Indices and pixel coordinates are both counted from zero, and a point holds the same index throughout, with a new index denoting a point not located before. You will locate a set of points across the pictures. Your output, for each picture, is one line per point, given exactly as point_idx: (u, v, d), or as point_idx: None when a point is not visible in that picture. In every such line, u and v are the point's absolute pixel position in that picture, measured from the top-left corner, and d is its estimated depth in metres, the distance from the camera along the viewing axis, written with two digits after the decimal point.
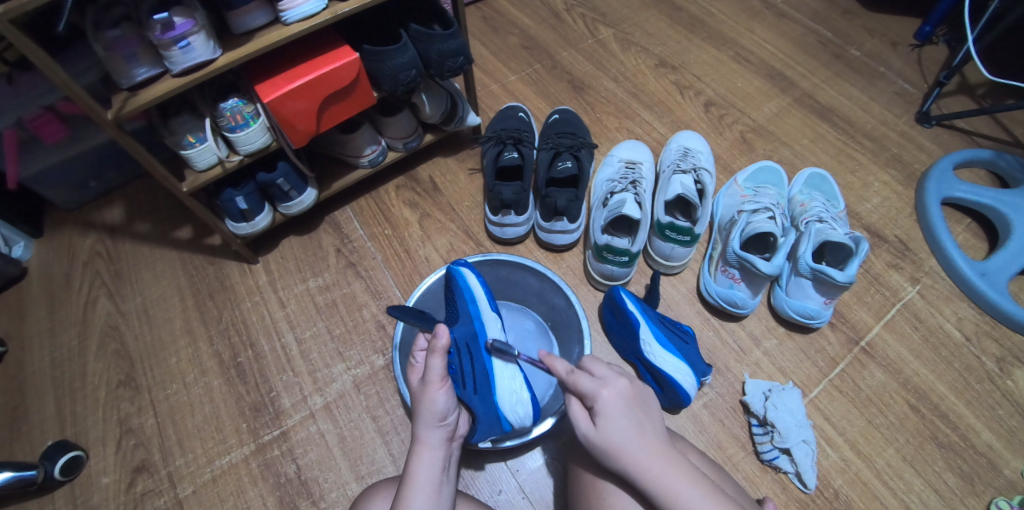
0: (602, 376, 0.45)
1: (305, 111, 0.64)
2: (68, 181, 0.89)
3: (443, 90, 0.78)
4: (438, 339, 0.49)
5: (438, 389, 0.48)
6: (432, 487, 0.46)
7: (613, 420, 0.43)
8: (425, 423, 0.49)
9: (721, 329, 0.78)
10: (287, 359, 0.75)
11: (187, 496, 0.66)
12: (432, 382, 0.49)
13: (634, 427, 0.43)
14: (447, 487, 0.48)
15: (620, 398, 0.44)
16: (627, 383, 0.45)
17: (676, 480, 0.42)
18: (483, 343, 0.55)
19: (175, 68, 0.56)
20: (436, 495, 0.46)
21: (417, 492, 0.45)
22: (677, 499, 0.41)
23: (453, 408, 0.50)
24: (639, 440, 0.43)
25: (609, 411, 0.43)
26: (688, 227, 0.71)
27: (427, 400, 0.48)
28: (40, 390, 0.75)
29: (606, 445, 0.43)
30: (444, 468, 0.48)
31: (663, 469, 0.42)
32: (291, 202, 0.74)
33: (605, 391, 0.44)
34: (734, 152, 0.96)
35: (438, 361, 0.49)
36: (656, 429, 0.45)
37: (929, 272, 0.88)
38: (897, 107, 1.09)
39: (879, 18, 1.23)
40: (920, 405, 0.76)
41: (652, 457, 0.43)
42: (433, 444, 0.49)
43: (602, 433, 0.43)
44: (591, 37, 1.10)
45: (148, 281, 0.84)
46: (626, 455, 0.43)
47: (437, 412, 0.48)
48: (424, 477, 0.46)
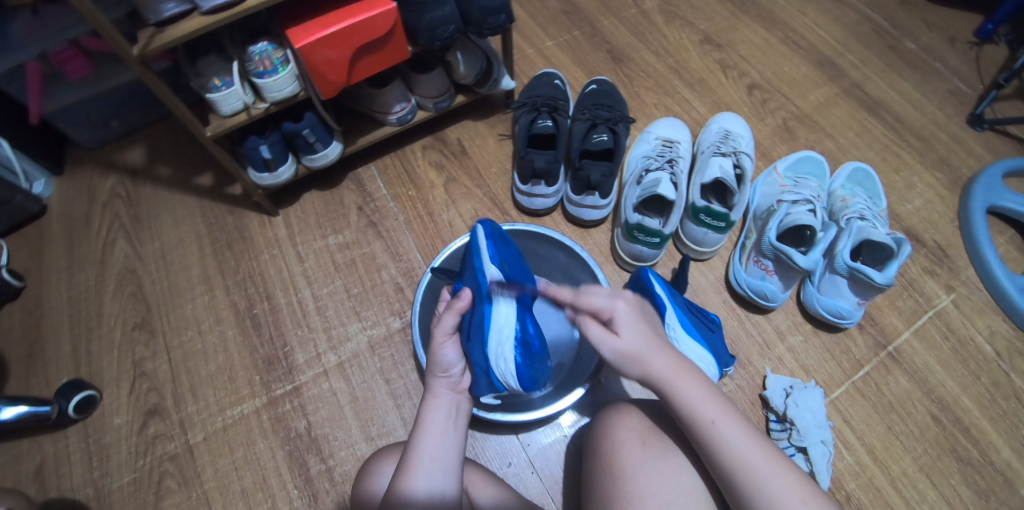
0: (609, 291, 0.46)
1: (336, 61, 0.61)
2: (91, 118, 0.87)
3: (479, 49, 0.75)
4: (457, 301, 0.49)
5: (444, 341, 0.48)
6: (437, 432, 0.46)
7: (628, 326, 0.44)
8: (432, 372, 0.49)
9: (746, 320, 0.75)
10: (303, 314, 0.74)
11: (197, 443, 0.66)
12: (439, 336, 0.49)
13: (651, 334, 0.44)
14: (459, 431, 0.47)
15: (631, 308, 0.45)
16: (631, 295, 0.46)
17: (685, 378, 0.43)
18: (487, 295, 0.50)
19: (205, 4, 0.54)
20: (443, 441, 0.45)
21: (424, 435, 0.45)
22: (687, 402, 0.42)
23: (459, 361, 0.49)
24: (652, 344, 0.44)
25: (622, 318, 0.44)
26: (724, 212, 0.68)
27: (434, 351, 0.48)
28: (57, 326, 0.76)
29: (630, 350, 0.43)
30: (453, 417, 0.47)
31: (678, 369, 0.43)
32: (316, 155, 0.72)
33: (619, 302, 0.45)
34: (775, 139, 0.91)
35: (449, 318, 0.49)
36: (661, 336, 0.46)
37: (966, 282, 0.84)
38: (950, 106, 1.03)
39: (939, 11, 1.16)
40: (942, 416, 0.74)
41: (670, 361, 0.43)
42: (441, 392, 0.48)
43: (623, 339, 0.43)
44: (634, 7, 1.04)
45: (166, 226, 0.83)
46: (647, 359, 0.43)
47: (444, 361, 0.48)
48: (432, 420, 0.46)
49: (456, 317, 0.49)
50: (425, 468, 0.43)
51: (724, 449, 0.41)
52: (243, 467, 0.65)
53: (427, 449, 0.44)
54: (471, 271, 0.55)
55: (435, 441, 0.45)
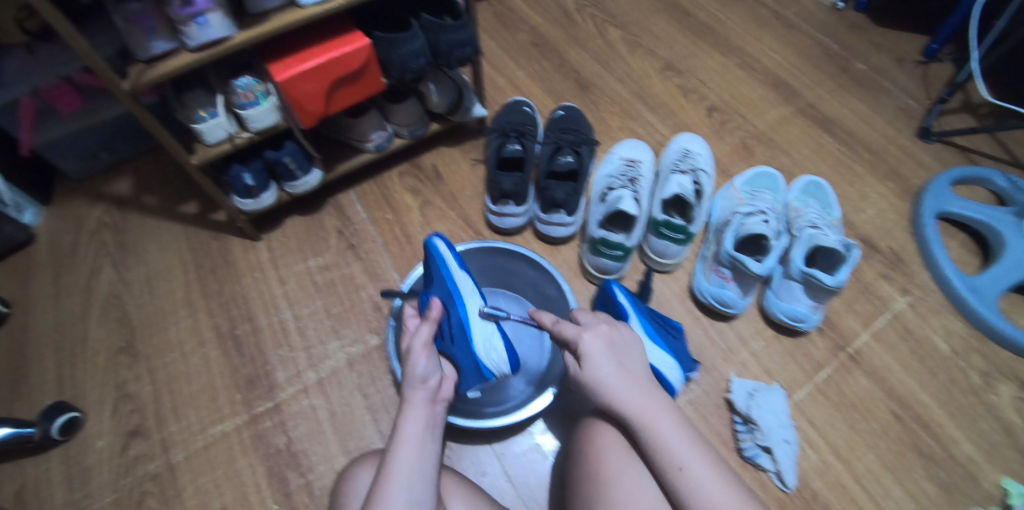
0: (587, 325, 0.52)
1: (314, 93, 0.65)
2: (79, 150, 0.90)
3: (451, 80, 0.80)
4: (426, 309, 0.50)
5: (420, 352, 0.49)
6: (416, 443, 0.45)
7: (597, 361, 0.49)
8: (410, 382, 0.48)
9: (710, 328, 0.79)
10: (284, 334, 0.77)
11: (179, 462, 0.68)
12: (416, 346, 0.49)
13: (617, 367, 0.48)
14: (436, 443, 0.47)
15: (601, 342, 0.50)
16: (606, 329, 0.51)
17: (653, 414, 0.46)
18: (458, 301, 0.55)
19: (192, 43, 0.58)
20: (421, 450, 0.45)
21: (401, 446, 0.44)
22: (650, 432, 0.45)
23: (435, 369, 0.49)
24: (622, 378, 0.48)
25: (593, 351, 0.49)
26: (682, 225, 0.72)
27: (410, 361, 0.48)
28: (41, 352, 0.77)
29: (592, 382, 0.48)
30: (429, 427, 0.47)
31: (647, 406, 0.46)
32: (297, 182, 0.76)
33: (585, 336, 0.50)
34: (733, 158, 0.97)
35: (427, 327, 0.51)
36: (637, 367, 0.50)
37: (920, 285, 0.89)
38: (899, 122, 1.11)
39: (887, 34, 1.24)
40: (903, 413, 0.77)
41: (636, 396, 0.47)
42: (418, 403, 0.47)
43: (588, 372, 0.49)
44: (600, 38, 1.13)
45: (152, 253, 0.86)
46: (611, 391, 0.47)
47: (420, 371, 0.48)
48: (410, 430, 0.45)
49: (433, 326, 0.51)
50: (401, 482, 0.42)
51: (689, 494, 0.41)
52: (223, 484, 0.66)
53: (408, 459, 0.43)
54: (437, 282, 0.58)
55: (414, 450, 0.44)
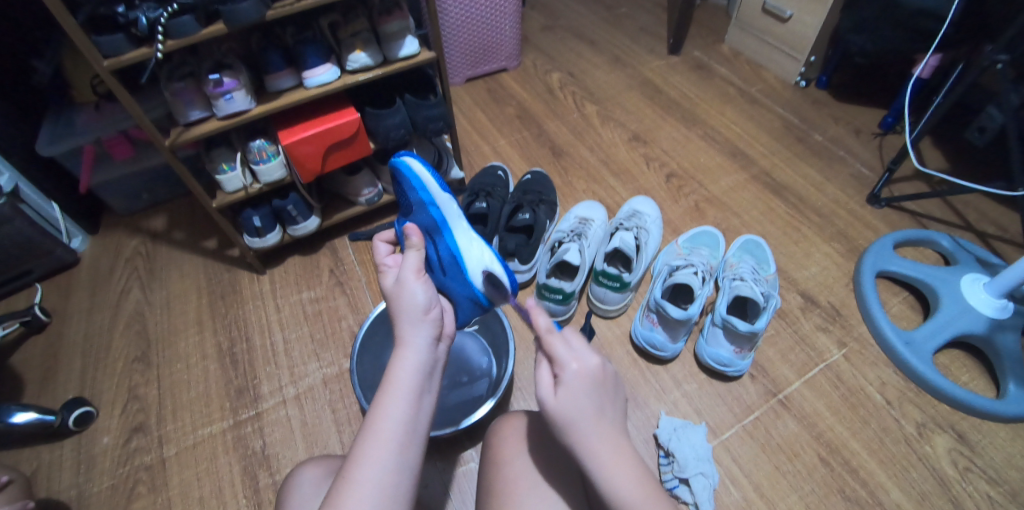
0: (578, 349, 0.42)
1: (312, 154, 0.80)
2: (128, 189, 1.10)
3: (433, 146, 0.96)
4: (410, 238, 0.50)
5: (415, 282, 0.46)
6: (411, 391, 0.40)
7: (575, 397, 0.39)
8: (408, 321, 0.44)
9: (646, 370, 0.88)
10: (274, 354, 0.89)
11: (170, 456, 0.78)
12: (409, 276, 0.46)
13: (595, 406, 0.40)
14: (432, 396, 0.42)
15: (589, 378, 0.40)
16: (598, 362, 0.41)
17: (618, 470, 0.38)
18: (444, 229, 0.55)
19: (219, 113, 0.74)
20: (416, 402, 0.40)
21: (390, 395, 0.40)
22: (614, 489, 0.37)
23: (434, 301, 0.45)
24: (597, 424, 0.39)
25: (570, 384, 0.40)
26: (616, 274, 0.82)
27: (405, 294, 0.45)
28: (70, 356, 0.91)
29: (560, 417, 0.39)
30: (427, 373, 0.42)
31: (615, 462, 0.38)
32: (297, 226, 0.90)
33: (575, 364, 0.40)
34: (685, 218, 1.08)
35: (415, 257, 0.48)
36: (616, 416, 0.41)
37: (858, 338, 0.94)
38: (851, 188, 1.17)
39: (846, 107, 1.35)
40: (830, 458, 0.80)
41: (606, 447, 0.39)
42: (419, 344, 0.42)
43: (560, 402, 0.40)
44: (577, 112, 1.29)
45: (174, 278, 1.01)
46: (577, 431, 0.39)
47: (418, 304, 0.44)
48: (403, 381, 0.40)
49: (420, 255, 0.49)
50: (387, 447, 0.38)
51: None
52: (203, 477, 0.76)
53: (398, 418, 0.39)
54: (420, 207, 0.58)
55: (407, 406, 0.39)
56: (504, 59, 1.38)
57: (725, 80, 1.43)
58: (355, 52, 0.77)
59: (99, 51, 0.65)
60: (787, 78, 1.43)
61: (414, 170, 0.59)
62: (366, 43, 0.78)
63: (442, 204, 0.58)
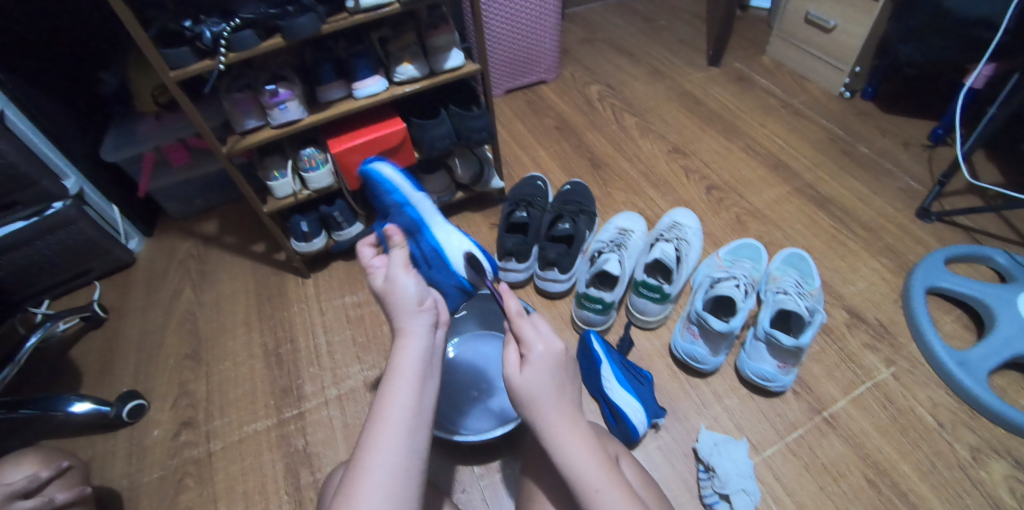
0: (545, 332, 0.47)
1: (360, 162, 0.83)
2: (183, 195, 1.15)
3: (475, 156, 0.97)
4: (392, 237, 0.49)
5: (405, 275, 0.47)
6: (415, 378, 0.42)
7: (538, 373, 0.45)
8: (405, 312, 0.45)
9: (686, 383, 0.86)
10: (317, 355, 0.91)
11: (217, 450, 0.81)
12: (399, 272, 0.47)
13: (557, 384, 0.45)
14: (435, 381, 0.45)
15: (554, 359, 0.46)
16: (562, 347, 0.46)
17: (572, 439, 0.43)
18: (426, 228, 0.58)
19: (274, 122, 0.78)
20: (420, 388, 0.42)
21: (398, 383, 0.41)
22: (569, 454, 0.42)
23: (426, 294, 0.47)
24: (557, 398, 0.44)
25: (535, 360, 0.45)
26: (657, 285, 0.82)
27: (397, 285, 0.46)
28: (126, 351, 0.96)
29: (526, 391, 0.44)
30: (428, 360, 0.44)
31: (571, 431, 0.43)
32: (343, 231, 0.94)
33: (541, 346, 0.46)
34: (727, 231, 1.06)
35: (401, 252, 0.49)
36: (574, 395, 0.46)
37: (908, 357, 0.90)
38: (899, 201, 1.13)
39: (894, 119, 1.31)
40: (878, 480, 0.77)
41: (565, 419, 0.44)
42: (419, 332, 0.45)
43: (526, 378, 0.45)
44: (616, 123, 1.30)
45: (223, 279, 1.05)
46: (540, 405, 0.44)
47: (411, 295, 0.46)
48: (409, 369, 0.42)
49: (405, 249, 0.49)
50: (397, 432, 0.39)
51: None
52: (248, 473, 0.79)
53: (405, 404, 0.41)
54: (394, 206, 0.60)
55: (412, 393, 0.41)
56: (544, 72, 1.40)
57: (767, 91, 1.41)
58: (402, 64, 0.80)
59: (167, 63, 0.69)
60: (830, 89, 1.40)
61: (385, 175, 0.61)
62: (414, 56, 0.80)
63: (417, 202, 0.60)
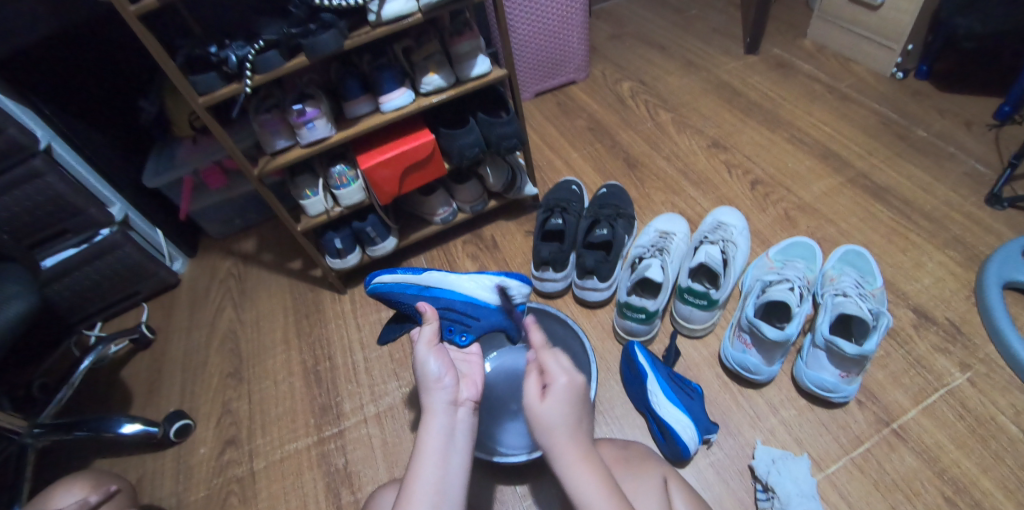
0: (567, 365, 0.48)
1: (389, 176, 0.82)
2: (222, 216, 1.18)
3: (506, 163, 0.95)
4: (424, 312, 0.56)
5: (428, 353, 0.52)
6: (437, 457, 0.45)
7: (557, 404, 0.45)
8: (429, 394, 0.49)
9: (738, 394, 0.81)
10: (354, 372, 0.91)
11: (260, 469, 0.82)
12: (422, 348, 0.52)
13: (573, 416, 0.46)
14: (462, 456, 0.47)
15: (574, 391, 0.47)
16: (581, 380, 0.47)
17: (581, 471, 0.44)
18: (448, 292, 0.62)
19: (302, 141, 0.77)
20: (443, 464, 0.45)
21: (423, 463, 0.45)
22: (581, 485, 0.44)
23: (447, 369, 0.51)
24: (573, 429, 0.45)
25: (557, 391, 0.46)
26: (704, 291, 0.77)
27: (420, 367, 0.51)
28: (172, 370, 0.98)
29: (544, 421, 0.45)
30: (450, 437, 0.47)
31: (582, 462, 0.44)
32: (376, 246, 0.92)
33: (564, 378, 0.47)
34: (775, 228, 1.00)
35: (430, 326, 0.55)
36: (586, 429, 0.47)
37: (985, 360, 0.81)
38: (965, 188, 1.03)
39: (955, 99, 1.20)
40: (958, 499, 0.69)
41: (577, 451, 0.45)
42: (438, 410, 0.48)
43: (545, 408, 0.45)
44: (650, 120, 1.25)
45: (262, 297, 1.07)
46: (557, 435, 0.45)
47: (432, 374, 0.50)
48: (432, 446, 0.46)
49: (434, 323, 0.55)
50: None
51: None
52: (290, 493, 0.78)
53: (428, 482, 0.44)
54: (410, 298, 0.62)
55: (434, 471, 0.45)
56: (573, 71, 1.36)
57: (811, 77, 1.33)
58: (428, 74, 0.78)
59: (196, 90, 0.70)
60: (880, 70, 1.30)
61: (388, 283, 0.64)
62: (439, 65, 0.78)
63: (430, 281, 0.64)
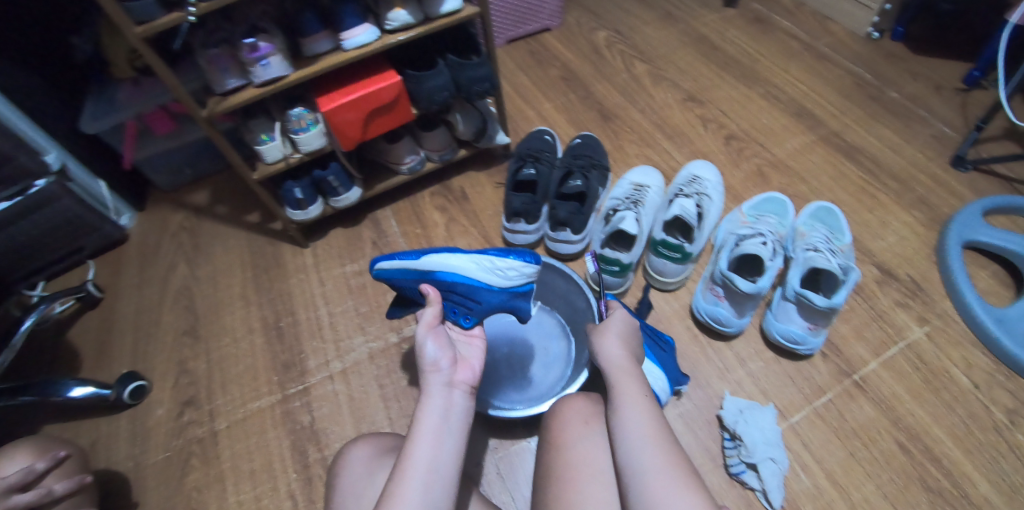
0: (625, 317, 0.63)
1: (353, 121, 0.76)
2: (170, 165, 1.09)
3: (476, 111, 0.90)
4: (428, 293, 0.53)
5: (425, 336, 0.50)
6: (432, 438, 0.44)
7: (613, 340, 0.58)
8: (428, 375, 0.48)
9: (707, 347, 0.82)
10: (318, 329, 0.87)
11: (221, 429, 0.79)
12: (420, 330, 0.51)
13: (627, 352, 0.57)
14: (456, 439, 0.45)
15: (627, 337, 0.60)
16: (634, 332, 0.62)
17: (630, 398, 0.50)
18: (448, 276, 0.54)
19: (256, 80, 0.71)
20: (438, 445, 0.44)
21: (417, 443, 0.44)
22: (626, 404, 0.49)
23: (446, 353, 0.49)
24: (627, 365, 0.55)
25: (612, 329, 0.60)
26: (678, 244, 0.76)
27: (418, 347, 0.49)
28: (123, 330, 0.92)
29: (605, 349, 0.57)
30: (449, 419, 0.46)
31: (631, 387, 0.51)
32: (339, 197, 0.88)
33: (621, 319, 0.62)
34: (747, 184, 1.00)
35: (431, 309, 0.52)
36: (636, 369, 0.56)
37: (942, 315, 0.84)
38: (932, 149, 1.05)
39: (925, 62, 1.20)
40: (911, 445, 0.73)
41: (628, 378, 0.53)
42: (434, 391, 0.47)
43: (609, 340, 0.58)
44: (626, 72, 1.21)
45: (218, 253, 1.00)
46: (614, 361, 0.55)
47: (430, 357, 0.48)
48: (427, 425, 0.45)
49: (435, 307, 0.52)
50: (412, 485, 0.41)
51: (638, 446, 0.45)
52: (254, 452, 0.76)
53: (422, 458, 0.43)
54: (412, 283, 0.57)
55: (430, 448, 0.43)
56: (547, 18, 1.30)
57: (788, 33, 1.31)
58: (394, 10, 0.72)
59: (131, 17, 0.62)
60: (856, 29, 1.29)
61: (391, 267, 0.57)
62: None
63: (432, 261, 0.55)
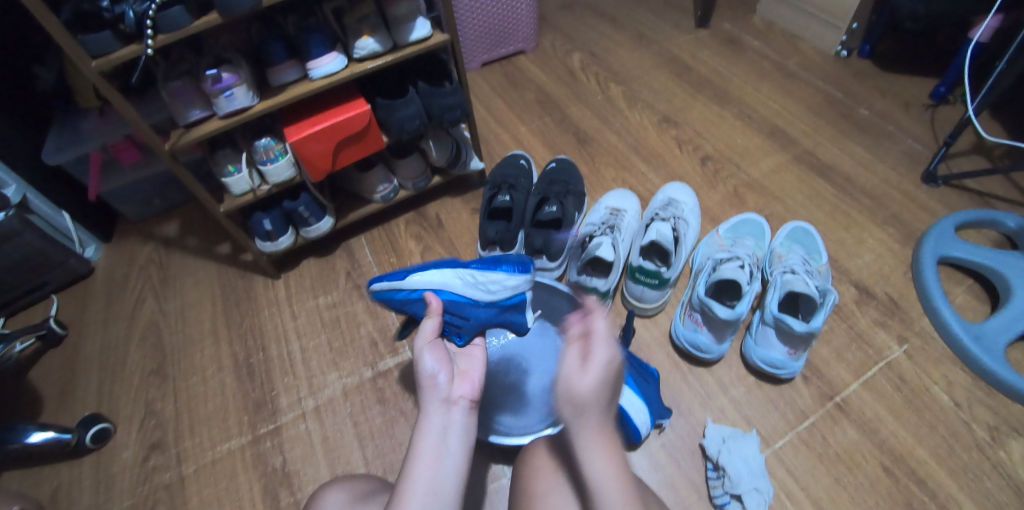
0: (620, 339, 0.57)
1: (322, 151, 0.74)
2: (138, 196, 1.07)
3: (450, 138, 0.89)
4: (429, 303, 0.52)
5: (424, 350, 0.49)
6: (434, 456, 0.42)
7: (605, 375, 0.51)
8: (427, 394, 0.46)
9: (688, 373, 0.81)
10: (291, 365, 0.84)
11: (189, 474, 0.75)
12: (420, 345, 0.49)
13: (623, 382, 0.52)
14: (457, 458, 0.43)
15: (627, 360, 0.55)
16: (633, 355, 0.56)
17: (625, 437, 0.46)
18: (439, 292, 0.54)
19: (220, 111, 0.69)
20: (439, 463, 0.41)
21: (417, 462, 0.41)
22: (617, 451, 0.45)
23: (445, 366, 0.48)
24: None
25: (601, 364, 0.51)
26: (655, 270, 0.76)
27: (416, 361, 0.48)
28: (87, 370, 0.89)
29: None
30: (450, 436, 0.44)
31: None
32: (310, 227, 0.85)
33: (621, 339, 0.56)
34: (724, 206, 1.00)
35: (432, 322, 0.51)
36: None
37: (920, 333, 0.84)
38: (903, 166, 1.06)
39: (893, 79, 1.23)
40: (895, 468, 0.72)
41: None
42: (433, 408, 0.45)
43: None
44: (601, 94, 1.21)
45: (188, 285, 0.97)
46: None
47: (429, 371, 0.47)
48: (427, 445, 0.43)
49: (436, 319, 0.51)
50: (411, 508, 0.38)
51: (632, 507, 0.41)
52: (224, 498, 0.73)
53: (422, 479, 0.40)
54: (407, 305, 0.56)
55: (431, 466, 0.41)
56: (521, 41, 1.30)
57: (759, 53, 1.33)
58: (362, 38, 0.71)
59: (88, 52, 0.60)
60: (825, 48, 1.31)
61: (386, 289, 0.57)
62: (374, 28, 0.71)
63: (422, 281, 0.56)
